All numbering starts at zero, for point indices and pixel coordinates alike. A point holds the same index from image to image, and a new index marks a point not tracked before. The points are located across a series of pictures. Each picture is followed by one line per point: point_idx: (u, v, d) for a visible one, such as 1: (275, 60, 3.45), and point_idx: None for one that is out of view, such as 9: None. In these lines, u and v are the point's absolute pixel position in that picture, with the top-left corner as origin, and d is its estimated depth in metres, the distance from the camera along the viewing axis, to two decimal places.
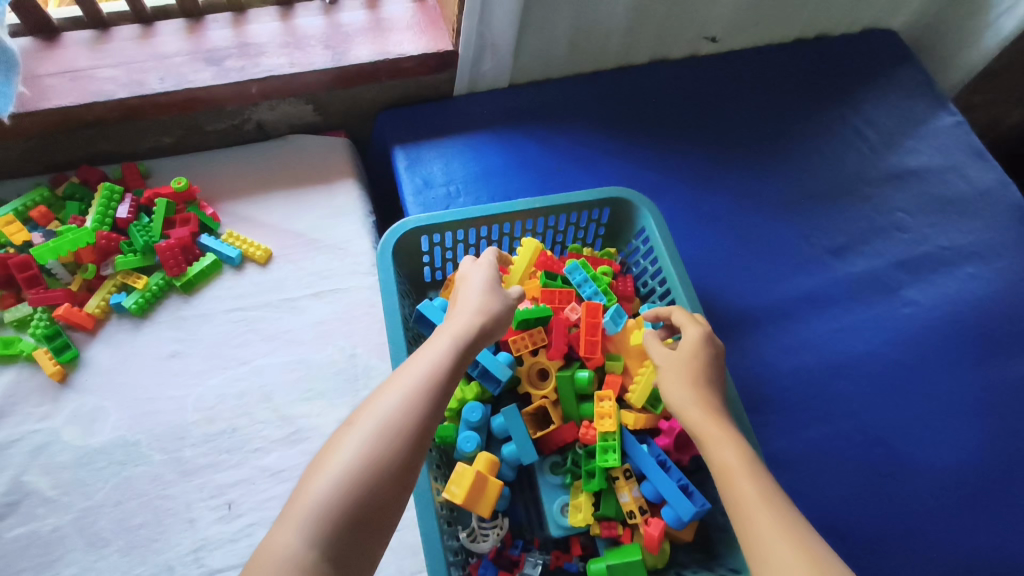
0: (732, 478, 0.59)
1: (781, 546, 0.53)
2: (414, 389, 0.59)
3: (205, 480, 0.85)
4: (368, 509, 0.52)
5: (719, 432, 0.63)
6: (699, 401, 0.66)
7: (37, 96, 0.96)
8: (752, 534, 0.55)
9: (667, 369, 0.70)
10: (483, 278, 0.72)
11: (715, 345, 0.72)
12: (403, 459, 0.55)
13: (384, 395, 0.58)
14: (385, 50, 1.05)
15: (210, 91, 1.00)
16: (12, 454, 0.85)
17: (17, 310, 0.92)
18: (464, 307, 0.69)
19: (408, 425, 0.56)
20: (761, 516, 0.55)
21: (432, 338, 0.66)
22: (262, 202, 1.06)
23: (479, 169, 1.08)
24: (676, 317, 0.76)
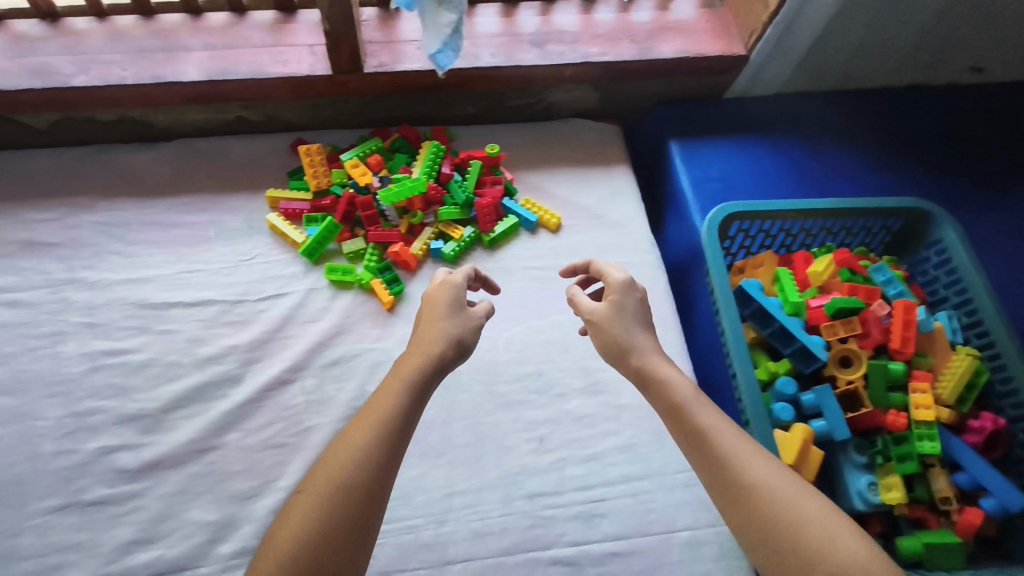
0: (692, 414, 0.71)
1: (751, 467, 0.65)
2: (390, 406, 0.70)
3: (519, 414, 0.96)
4: (356, 491, 0.64)
5: (668, 375, 0.75)
6: (639, 346, 0.78)
7: (392, 59, 1.05)
8: (731, 468, 0.66)
9: (603, 314, 0.81)
10: (454, 293, 0.82)
11: (636, 288, 0.83)
12: (385, 450, 0.67)
13: (373, 404, 0.71)
14: (687, 49, 1.13)
15: (534, 71, 1.09)
16: (354, 365, 0.97)
17: (353, 243, 1.05)
18: (429, 330, 0.79)
19: (382, 428, 0.68)
20: (743, 451, 0.67)
21: (410, 353, 0.76)
22: (551, 176, 1.17)
23: (752, 168, 1.17)
24: (597, 266, 0.88)
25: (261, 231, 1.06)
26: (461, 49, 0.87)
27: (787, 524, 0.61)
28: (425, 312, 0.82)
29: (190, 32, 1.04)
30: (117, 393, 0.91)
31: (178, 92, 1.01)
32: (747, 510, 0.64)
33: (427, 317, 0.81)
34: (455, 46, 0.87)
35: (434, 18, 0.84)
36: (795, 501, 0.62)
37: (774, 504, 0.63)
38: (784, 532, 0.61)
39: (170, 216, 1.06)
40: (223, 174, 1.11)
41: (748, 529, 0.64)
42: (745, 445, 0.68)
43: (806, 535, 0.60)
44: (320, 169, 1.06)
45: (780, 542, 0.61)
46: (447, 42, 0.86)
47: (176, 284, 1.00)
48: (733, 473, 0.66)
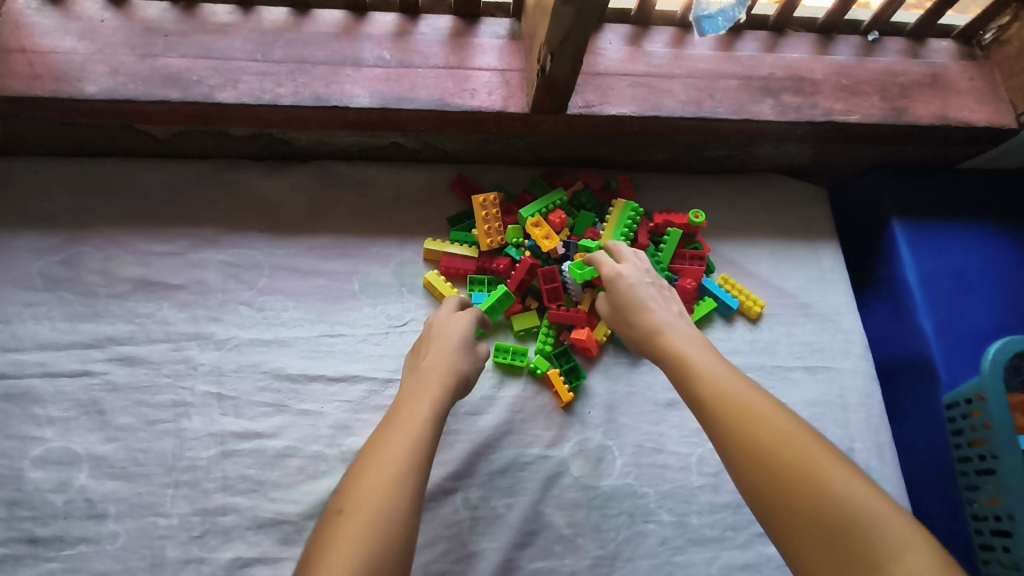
0: (696, 380, 0.63)
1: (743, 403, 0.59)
2: (418, 418, 0.63)
3: (714, 555, 0.81)
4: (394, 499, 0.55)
5: (669, 349, 0.68)
6: (645, 326, 0.72)
7: (600, 98, 0.86)
8: (722, 404, 0.60)
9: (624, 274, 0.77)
10: (457, 327, 0.76)
11: (635, 275, 0.76)
12: (421, 461, 0.59)
13: (397, 424, 0.63)
14: (946, 113, 0.93)
15: (762, 126, 0.90)
16: (526, 476, 0.81)
17: (527, 319, 0.88)
18: (437, 359, 0.71)
19: (414, 439, 0.61)
20: (736, 387, 0.61)
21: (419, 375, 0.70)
22: (749, 249, 0.98)
23: (988, 264, 0.97)
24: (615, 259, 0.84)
25: (414, 290, 0.89)
26: (736, 21, 0.72)
27: (776, 460, 0.54)
28: (425, 348, 0.75)
29: (355, 39, 0.84)
30: (251, 489, 0.76)
31: (340, 117, 0.82)
32: (733, 447, 0.58)
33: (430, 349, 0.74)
34: (732, 15, 0.71)
35: None
36: (772, 434, 0.56)
37: (792, 480, 0.53)
38: (777, 465, 0.54)
39: (307, 260, 0.88)
40: (368, 210, 0.92)
41: (737, 464, 0.57)
42: (749, 393, 0.60)
43: (802, 467, 0.53)
44: (494, 225, 0.88)
45: (773, 477, 0.54)
46: (726, 10, 0.71)
47: (317, 351, 0.84)
48: (742, 435, 0.57)
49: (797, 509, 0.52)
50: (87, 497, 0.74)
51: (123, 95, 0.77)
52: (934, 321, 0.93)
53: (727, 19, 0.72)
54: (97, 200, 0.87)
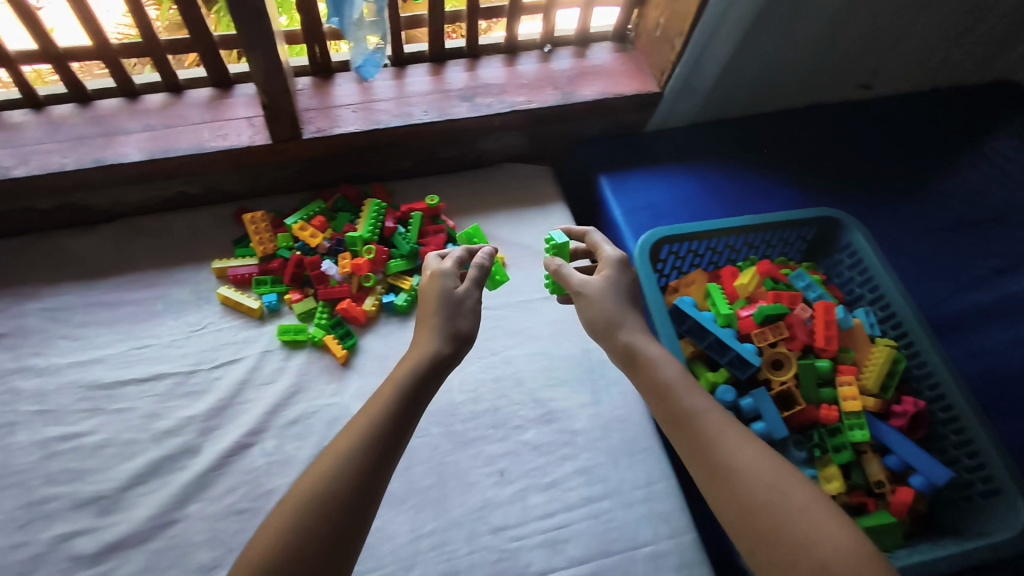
0: (693, 423, 0.68)
1: (728, 453, 0.65)
2: (383, 411, 0.67)
3: (478, 450, 0.98)
4: (354, 480, 0.62)
5: (672, 375, 0.73)
6: (628, 324, 0.79)
7: (329, 124, 1.12)
8: (711, 453, 0.65)
9: (606, 300, 0.80)
10: (444, 287, 0.78)
11: (628, 268, 0.84)
12: (388, 442, 0.66)
13: (366, 409, 0.68)
14: (602, 91, 1.22)
15: (464, 123, 1.17)
16: (313, 422, 0.98)
17: (304, 303, 1.08)
18: (420, 341, 0.75)
19: (368, 427, 0.65)
20: (722, 437, 0.66)
21: (405, 358, 0.73)
22: (490, 219, 1.23)
23: (675, 194, 1.24)
24: (592, 239, 0.91)
25: (210, 301, 1.09)
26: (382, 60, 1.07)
27: (768, 510, 0.60)
28: (423, 313, 0.78)
29: (130, 115, 1.08)
30: (72, 478, 0.91)
31: (120, 173, 1.04)
32: (737, 492, 0.62)
33: (422, 314, 0.78)
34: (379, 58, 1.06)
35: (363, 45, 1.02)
36: (761, 485, 0.62)
37: (801, 526, 0.58)
38: (786, 509, 0.60)
39: (116, 295, 1.07)
40: (168, 248, 1.13)
41: (733, 509, 0.62)
42: (756, 448, 0.65)
43: (805, 512, 0.59)
44: (265, 235, 1.10)
45: (769, 526, 0.59)
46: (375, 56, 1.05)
47: (128, 361, 1.01)
48: (743, 485, 0.62)
49: (793, 549, 0.58)
50: None
51: None
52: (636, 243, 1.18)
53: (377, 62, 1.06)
54: None
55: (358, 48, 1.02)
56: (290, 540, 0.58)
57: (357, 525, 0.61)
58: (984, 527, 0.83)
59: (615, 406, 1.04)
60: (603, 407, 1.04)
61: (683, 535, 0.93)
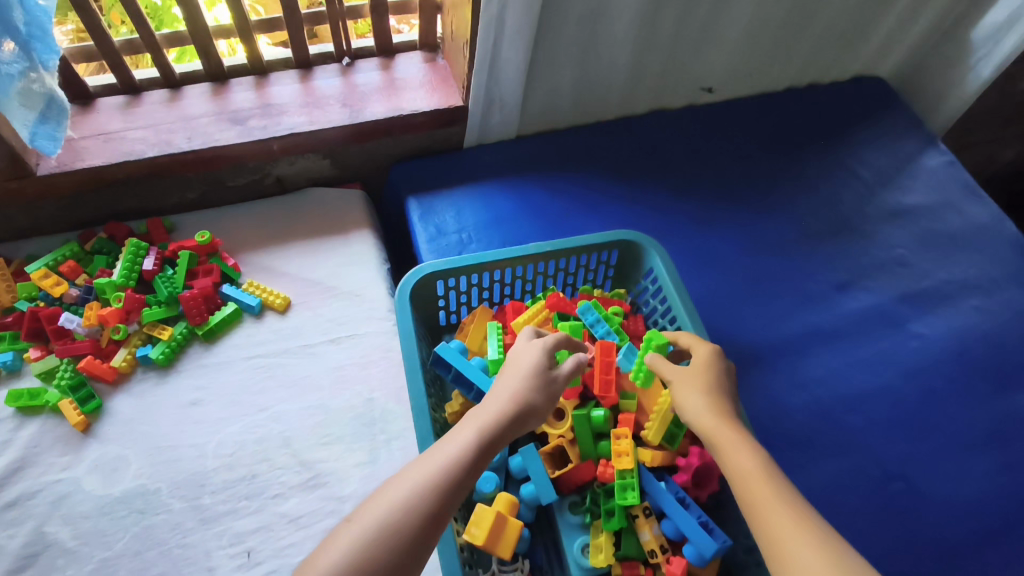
0: (767, 512, 0.60)
1: (808, 557, 0.55)
2: (448, 458, 0.63)
3: (224, 527, 0.86)
4: (416, 532, 0.58)
5: (750, 455, 0.65)
6: (720, 412, 0.71)
7: (72, 157, 1.00)
8: (787, 556, 0.56)
9: (685, 388, 0.74)
10: (538, 353, 0.75)
11: (726, 361, 0.78)
12: (458, 484, 0.62)
13: (442, 446, 0.65)
14: (398, 106, 1.11)
15: (235, 149, 1.05)
16: (33, 504, 0.86)
17: (45, 361, 0.95)
18: (500, 393, 0.71)
19: (444, 475, 0.61)
20: (799, 539, 0.57)
21: (474, 413, 0.69)
22: (282, 253, 1.10)
23: (488, 217, 1.13)
24: (683, 341, 0.80)
25: None
26: (61, 136, 0.93)
27: None
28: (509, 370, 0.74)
29: None
30: None
31: None
32: None
33: (510, 369, 0.74)
34: (52, 131, 0.92)
35: (23, 115, 0.87)
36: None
37: None
38: None
39: None
40: None
41: None
42: (836, 549, 0.56)
43: None
44: (1, 286, 0.97)
45: None
46: (48, 128, 0.91)
47: None
48: None
49: None
50: None
51: None
52: None
53: (52, 137, 0.92)
54: None
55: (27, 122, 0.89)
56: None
57: (409, 565, 0.57)
58: None
59: (394, 464, 0.92)
60: (381, 468, 0.92)
61: None
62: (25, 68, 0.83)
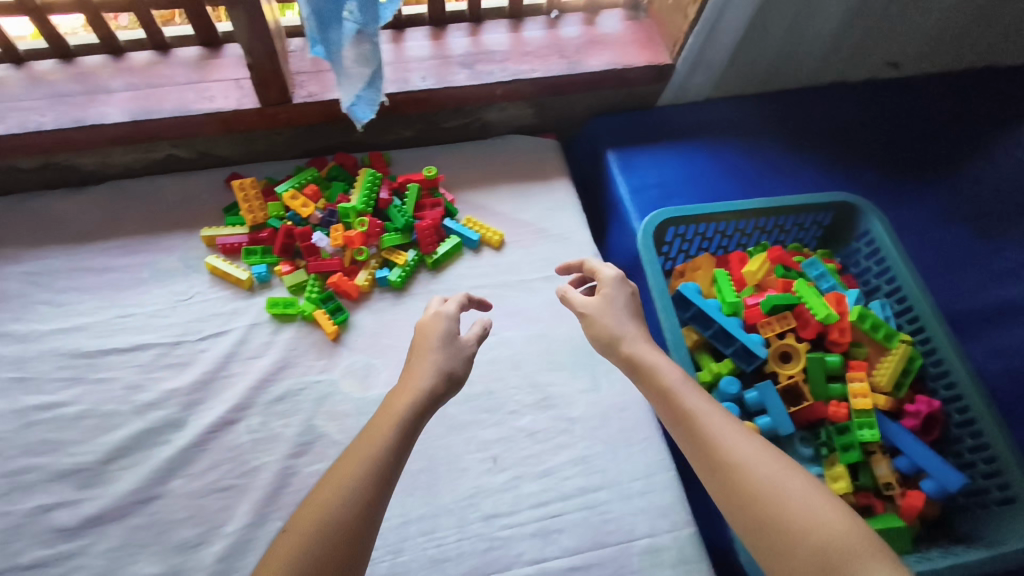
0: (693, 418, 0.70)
1: (745, 448, 0.66)
2: (378, 445, 0.68)
3: (471, 435, 0.95)
4: (367, 507, 0.63)
5: (666, 371, 0.75)
6: (629, 335, 0.80)
7: (322, 88, 1.04)
8: (717, 455, 0.67)
9: (615, 322, 0.82)
10: (444, 328, 0.81)
11: (627, 286, 0.87)
12: (397, 443, 0.69)
13: (382, 427, 0.70)
14: (616, 60, 1.15)
15: (464, 91, 1.10)
16: (300, 400, 0.95)
17: (295, 275, 1.03)
18: (410, 373, 0.77)
19: (381, 455, 0.67)
20: (748, 449, 0.66)
21: (400, 391, 0.74)
22: (493, 194, 1.17)
23: (687, 172, 1.19)
24: (591, 264, 0.91)
25: (198, 269, 1.05)
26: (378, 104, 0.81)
27: (773, 499, 0.62)
28: (416, 346, 0.81)
29: (110, 73, 1.02)
30: (51, 449, 0.88)
31: (104, 134, 0.98)
32: (733, 484, 0.64)
33: (416, 348, 0.81)
34: (371, 99, 0.80)
35: (349, 82, 0.77)
36: (780, 484, 0.63)
37: (783, 510, 0.61)
38: (776, 495, 0.62)
39: (101, 260, 1.03)
40: (156, 214, 1.09)
41: (732, 500, 0.64)
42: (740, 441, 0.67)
43: (779, 496, 0.62)
44: (255, 203, 1.05)
45: (759, 510, 0.62)
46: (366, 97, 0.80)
47: (111, 329, 0.98)
48: (738, 476, 0.64)
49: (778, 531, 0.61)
50: None
51: None
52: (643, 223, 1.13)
53: (371, 102, 0.81)
54: None
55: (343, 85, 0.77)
56: (316, 540, 0.60)
57: (366, 538, 0.63)
58: (992, 536, 0.80)
59: (614, 392, 1.01)
60: (603, 395, 1.01)
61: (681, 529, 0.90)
62: (354, 25, 0.72)
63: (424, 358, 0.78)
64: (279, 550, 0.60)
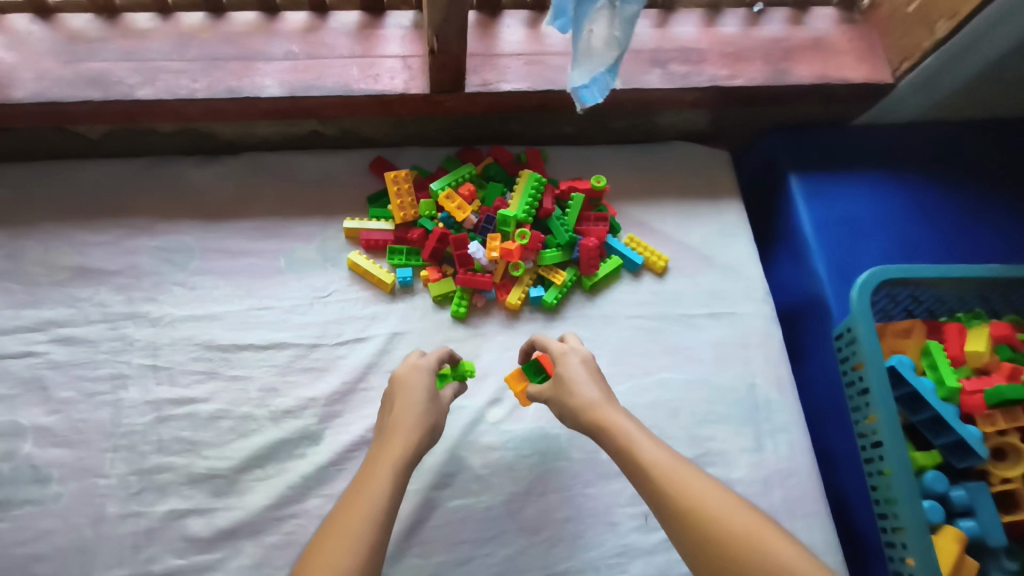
0: (656, 480, 0.63)
1: (714, 513, 0.59)
2: (377, 507, 0.61)
3: (623, 486, 0.87)
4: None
5: (623, 430, 0.67)
6: (588, 397, 0.71)
7: (496, 77, 0.93)
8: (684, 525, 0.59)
9: (568, 381, 0.74)
10: (426, 381, 0.75)
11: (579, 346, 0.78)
12: (392, 490, 0.63)
13: (360, 490, 0.63)
14: (825, 73, 0.99)
15: (653, 94, 0.96)
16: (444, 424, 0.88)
17: (443, 284, 0.93)
18: (403, 415, 0.71)
19: (375, 519, 0.60)
20: (709, 501, 0.60)
21: (383, 447, 0.68)
22: (655, 210, 1.05)
23: (882, 212, 1.03)
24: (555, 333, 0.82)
25: (337, 263, 0.96)
26: (609, 87, 0.76)
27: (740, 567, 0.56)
28: (397, 396, 0.74)
29: (266, 37, 0.92)
30: (185, 449, 0.83)
31: (254, 107, 0.90)
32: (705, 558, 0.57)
33: (398, 400, 0.73)
34: (604, 83, 0.75)
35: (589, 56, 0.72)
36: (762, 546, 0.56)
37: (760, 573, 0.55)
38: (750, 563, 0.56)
39: (235, 241, 0.95)
40: (293, 194, 1.00)
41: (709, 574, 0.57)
42: (707, 496, 0.60)
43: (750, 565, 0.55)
44: (407, 199, 0.96)
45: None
46: (599, 79, 0.74)
47: (246, 322, 0.91)
48: (707, 541, 0.58)
49: None
50: (32, 463, 0.80)
51: (49, 98, 0.85)
52: (828, 265, 1.00)
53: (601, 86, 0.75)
54: (43, 200, 0.94)
55: (581, 59, 0.73)
56: None
57: None
58: None
59: (780, 456, 0.91)
60: (767, 457, 0.90)
61: None
62: None
63: (410, 407, 0.71)
64: None
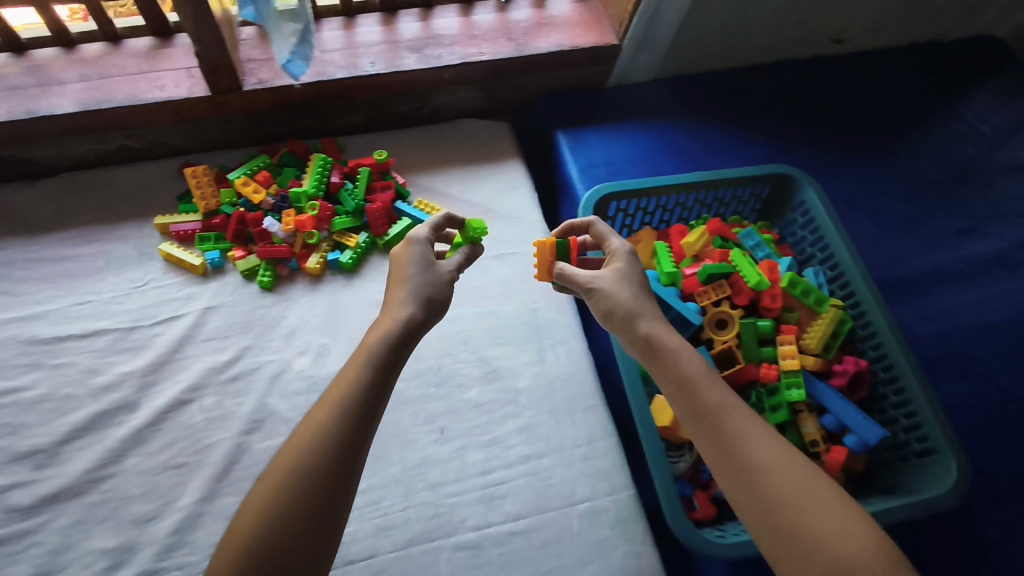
0: (714, 416, 0.67)
1: (765, 458, 0.63)
2: (358, 384, 0.66)
3: (419, 408, 0.98)
4: (337, 449, 0.62)
5: (678, 362, 0.72)
6: (638, 312, 0.76)
7: (273, 75, 1.07)
8: (743, 463, 0.64)
9: (629, 303, 0.77)
10: (419, 253, 0.78)
11: (632, 256, 0.82)
12: (376, 363, 0.68)
13: (351, 369, 0.68)
14: (561, 41, 1.17)
15: (413, 75, 1.12)
16: (254, 379, 0.98)
17: (247, 260, 1.06)
18: (400, 295, 0.75)
19: (345, 395, 0.65)
20: (764, 451, 0.64)
21: (376, 325, 0.72)
22: (443, 176, 1.20)
23: (635, 151, 1.19)
24: (593, 229, 0.86)
25: (152, 257, 1.07)
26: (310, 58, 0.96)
27: (785, 511, 0.60)
28: (399, 272, 0.77)
29: (63, 66, 1.05)
30: (9, 432, 0.91)
31: (54, 125, 1.01)
32: (754, 495, 0.62)
33: (394, 280, 0.77)
34: (304, 55, 0.95)
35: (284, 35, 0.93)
36: (805, 497, 0.60)
37: (798, 518, 0.59)
38: (795, 506, 0.60)
39: (56, 250, 1.05)
40: (110, 204, 1.11)
41: (749, 508, 0.62)
42: (767, 443, 0.64)
43: (786, 511, 0.60)
44: (208, 190, 1.08)
45: (772, 519, 0.60)
46: (299, 52, 0.95)
47: (67, 317, 1.00)
48: (759, 481, 0.62)
49: (790, 536, 0.59)
50: None
51: None
52: None
53: (303, 56, 0.96)
54: None
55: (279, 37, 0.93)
56: (284, 504, 0.59)
57: (340, 493, 0.62)
58: (907, 485, 0.85)
59: (560, 363, 1.04)
60: (548, 366, 1.04)
61: (621, 491, 0.94)
62: None
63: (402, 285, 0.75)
64: (255, 497, 0.61)
